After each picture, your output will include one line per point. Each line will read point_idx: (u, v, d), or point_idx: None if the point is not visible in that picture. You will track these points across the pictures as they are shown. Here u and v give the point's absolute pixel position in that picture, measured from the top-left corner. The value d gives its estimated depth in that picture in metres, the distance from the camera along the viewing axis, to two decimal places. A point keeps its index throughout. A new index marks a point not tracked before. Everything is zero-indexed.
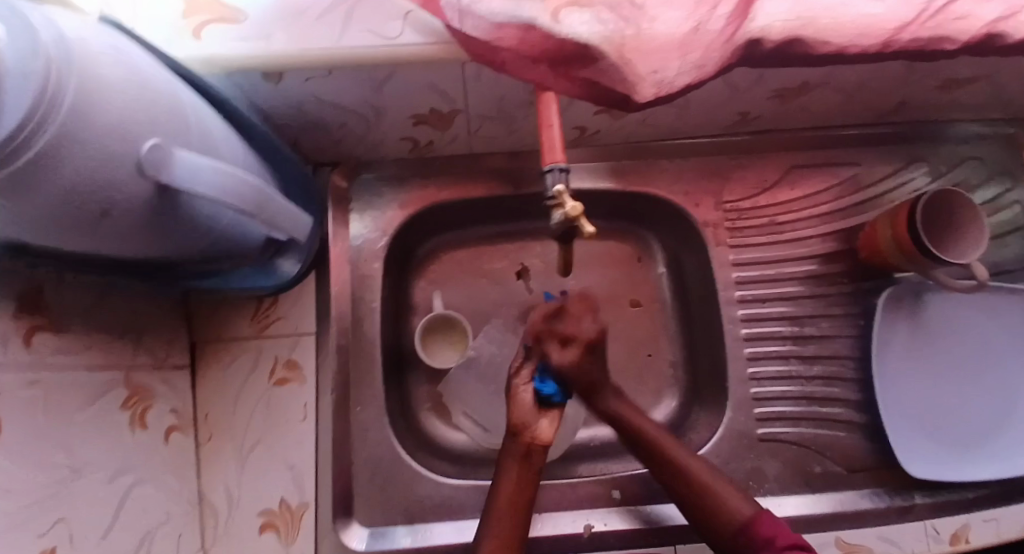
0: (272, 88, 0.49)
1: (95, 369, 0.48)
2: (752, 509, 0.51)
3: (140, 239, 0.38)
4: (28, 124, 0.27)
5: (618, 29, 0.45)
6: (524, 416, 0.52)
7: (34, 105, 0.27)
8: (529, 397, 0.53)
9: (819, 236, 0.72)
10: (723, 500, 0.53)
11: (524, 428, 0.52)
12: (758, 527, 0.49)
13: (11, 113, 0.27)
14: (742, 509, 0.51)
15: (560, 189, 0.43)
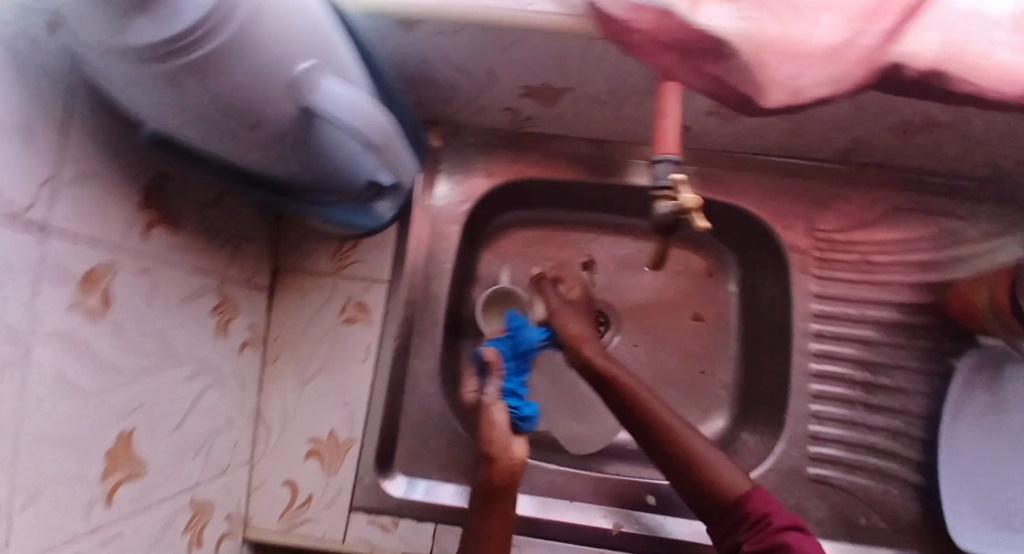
0: (401, 34, 0.49)
1: (196, 271, 0.51)
2: (746, 483, 0.51)
3: (274, 155, 0.40)
4: (201, 29, 0.29)
5: (759, 29, 0.43)
6: (495, 439, 0.47)
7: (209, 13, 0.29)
8: (504, 418, 0.49)
9: (910, 285, 0.69)
10: (717, 473, 0.51)
11: (496, 454, 0.46)
12: (750, 505, 0.49)
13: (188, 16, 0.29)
14: (736, 483, 0.51)
15: (678, 179, 0.44)
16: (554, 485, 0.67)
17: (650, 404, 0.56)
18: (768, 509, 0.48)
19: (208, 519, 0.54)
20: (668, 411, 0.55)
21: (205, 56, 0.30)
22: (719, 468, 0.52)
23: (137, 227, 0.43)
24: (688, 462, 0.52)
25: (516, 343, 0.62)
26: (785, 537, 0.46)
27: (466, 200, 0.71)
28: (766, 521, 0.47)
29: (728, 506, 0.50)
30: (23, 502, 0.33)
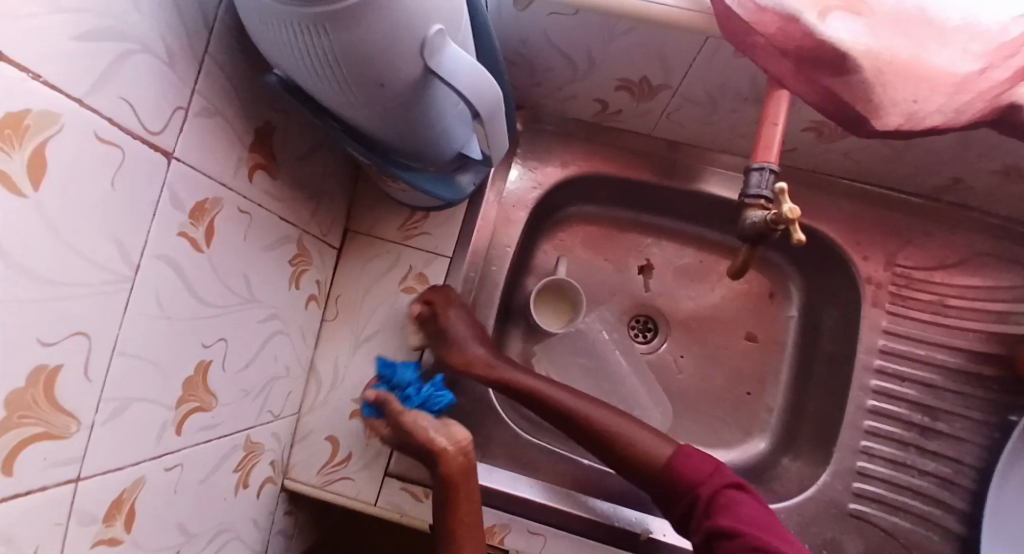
0: (516, 12, 0.51)
1: (284, 220, 0.52)
2: (670, 448, 0.57)
3: (387, 114, 0.41)
4: None
5: (886, 48, 0.43)
6: (437, 436, 0.55)
7: None
8: (427, 419, 0.57)
9: (986, 334, 0.66)
10: (646, 444, 0.57)
11: (444, 449, 0.54)
12: (682, 469, 0.55)
13: None
14: (663, 449, 0.57)
15: (781, 188, 0.41)
16: (585, 481, 0.67)
17: (582, 410, 0.61)
18: (698, 474, 0.54)
19: (256, 460, 0.56)
20: (597, 414, 0.61)
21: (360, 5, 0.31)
22: (649, 453, 0.57)
23: (243, 168, 0.44)
24: (623, 454, 0.58)
25: (394, 382, 0.61)
26: (720, 504, 0.52)
27: (537, 186, 0.71)
28: (699, 492, 0.53)
29: (664, 482, 0.55)
30: (109, 411, 0.35)
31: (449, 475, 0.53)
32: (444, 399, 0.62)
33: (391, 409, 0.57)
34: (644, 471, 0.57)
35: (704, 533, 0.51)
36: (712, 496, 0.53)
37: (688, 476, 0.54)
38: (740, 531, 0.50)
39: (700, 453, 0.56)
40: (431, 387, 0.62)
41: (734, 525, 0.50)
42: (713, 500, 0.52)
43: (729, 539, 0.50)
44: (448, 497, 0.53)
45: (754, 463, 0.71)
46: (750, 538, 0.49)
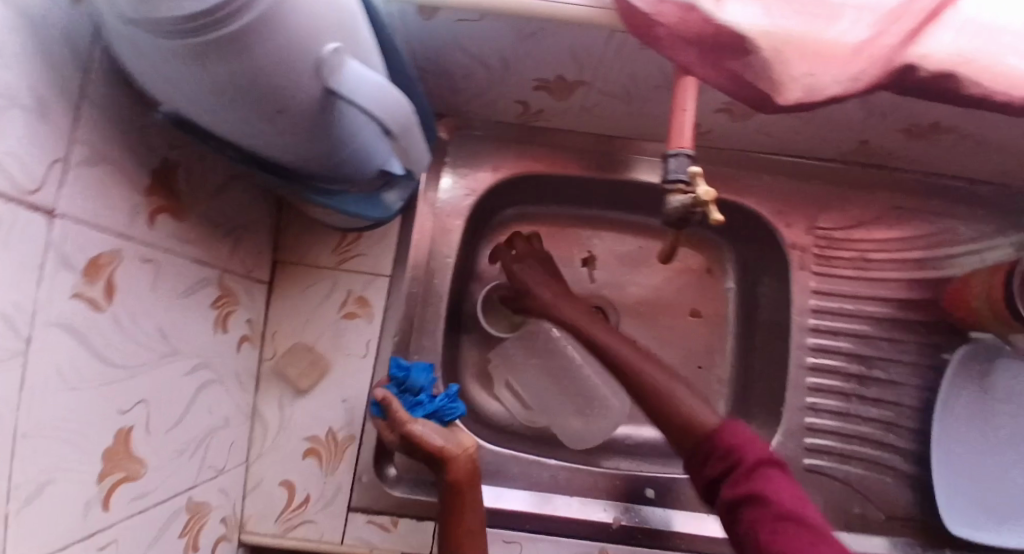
0: (419, 22, 0.49)
1: (198, 263, 0.49)
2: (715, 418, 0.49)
3: (293, 139, 0.39)
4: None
5: (784, 27, 0.44)
6: (443, 443, 0.52)
7: None
8: (433, 427, 0.53)
9: (905, 282, 0.71)
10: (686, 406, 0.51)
11: (450, 455, 0.51)
12: (722, 440, 0.47)
13: None
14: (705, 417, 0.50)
15: (695, 171, 0.43)
16: (555, 480, 0.66)
17: (620, 354, 0.58)
18: (735, 443, 0.46)
19: (204, 520, 0.52)
20: (635, 357, 0.57)
21: (237, 31, 0.29)
22: (682, 407, 0.51)
23: (141, 215, 0.41)
24: (653, 402, 0.53)
25: (405, 385, 0.57)
26: (754, 477, 0.44)
27: (471, 193, 0.70)
28: (736, 458, 0.45)
29: (701, 444, 0.48)
30: (20, 499, 0.31)
31: (455, 484, 0.51)
32: (456, 412, 0.57)
33: (395, 415, 0.54)
34: (674, 424, 0.51)
35: (730, 503, 0.44)
36: (746, 465, 0.45)
37: (722, 442, 0.47)
38: (771, 503, 0.42)
39: (746, 428, 0.48)
40: (445, 397, 0.57)
41: (766, 499, 0.42)
42: (749, 469, 0.45)
43: (760, 514, 0.42)
44: (455, 505, 0.51)
45: None
46: (786, 515, 0.41)
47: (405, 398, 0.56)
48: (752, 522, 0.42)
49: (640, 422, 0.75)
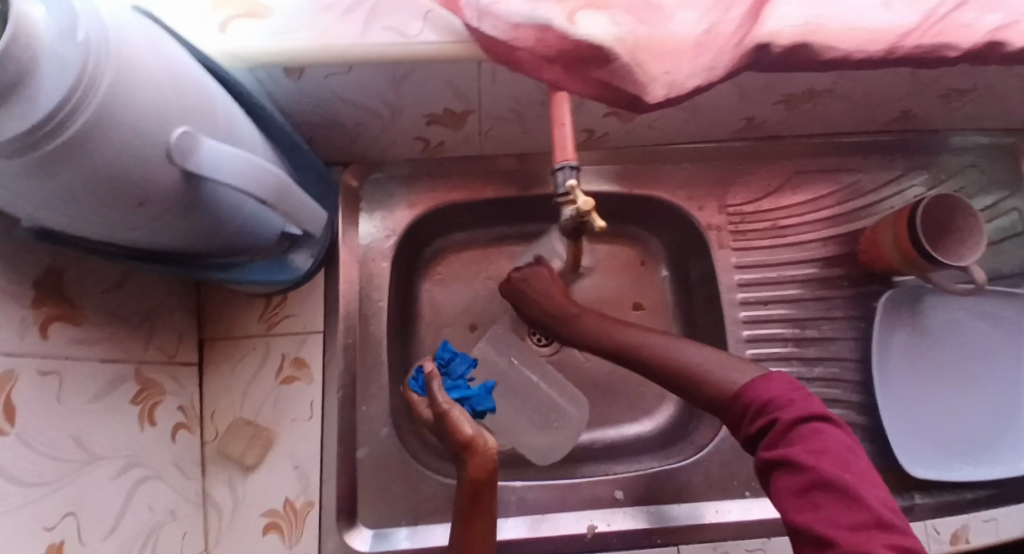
0: (292, 83, 0.50)
1: (107, 362, 0.49)
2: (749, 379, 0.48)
3: (166, 226, 0.39)
4: (67, 105, 0.28)
5: (632, 32, 0.47)
6: (470, 432, 0.50)
7: (76, 83, 0.28)
8: (464, 411, 0.53)
9: (821, 241, 0.73)
10: (716, 378, 0.50)
11: (472, 449, 0.50)
12: (762, 400, 0.45)
13: (50, 92, 0.28)
14: (737, 382, 0.49)
15: (572, 185, 0.44)
16: (526, 502, 0.65)
17: (645, 340, 0.58)
18: (776, 402, 0.44)
19: None
20: (660, 341, 0.57)
21: (76, 136, 0.29)
22: (711, 377, 0.51)
23: (32, 330, 0.41)
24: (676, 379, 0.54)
25: (449, 370, 0.64)
26: (792, 439, 0.41)
27: (392, 233, 0.70)
28: (773, 416, 0.43)
29: (741, 405, 0.47)
30: None
31: (473, 482, 0.50)
32: (488, 403, 0.62)
33: (432, 390, 0.55)
34: (703, 395, 0.51)
35: (765, 463, 0.42)
36: (786, 424, 0.42)
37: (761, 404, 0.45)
38: (806, 467, 0.39)
39: (793, 383, 0.46)
40: (482, 389, 0.63)
41: (800, 461, 0.40)
42: (786, 427, 0.42)
43: (791, 476, 0.40)
44: (472, 501, 0.50)
45: (674, 423, 0.75)
46: (819, 480, 0.38)
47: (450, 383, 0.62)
48: (782, 484, 0.41)
49: (604, 424, 0.75)
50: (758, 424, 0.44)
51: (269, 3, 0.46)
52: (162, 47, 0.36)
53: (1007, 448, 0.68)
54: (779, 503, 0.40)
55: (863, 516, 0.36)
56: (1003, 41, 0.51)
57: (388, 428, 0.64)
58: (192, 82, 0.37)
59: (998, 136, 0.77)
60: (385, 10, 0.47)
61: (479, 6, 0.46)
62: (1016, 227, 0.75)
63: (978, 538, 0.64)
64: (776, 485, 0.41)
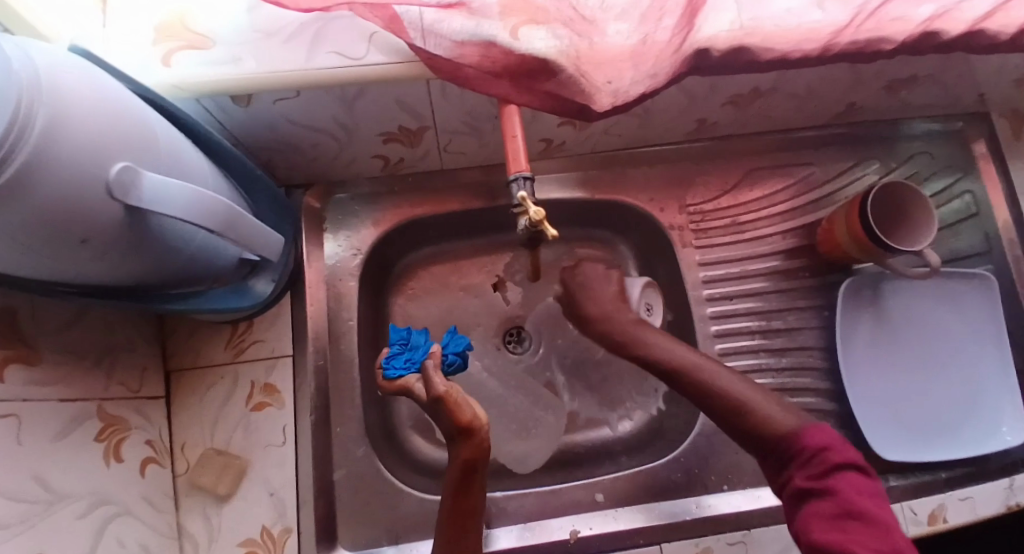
0: (241, 111, 0.51)
1: (67, 400, 0.48)
2: (798, 422, 0.46)
3: (114, 261, 0.39)
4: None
5: (573, 44, 0.48)
6: (472, 412, 0.48)
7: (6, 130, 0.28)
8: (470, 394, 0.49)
9: (781, 234, 0.75)
10: (764, 413, 0.47)
11: (472, 428, 0.47)
12: (808, 440, 0.44)
13: None
14: (785, 422, 0.46)
15: (523, 196, 0.45)
16: (507, 512, 0.65)
17: (686, 355, 0.53)
18: (830, 447, 0.43)
19: None
20: (705, 364, 0.52)
21: (15, 174, 0.29)
22: (765, 415, 0.47)
23: None
24: (723, 410, 0.49)
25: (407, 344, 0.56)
26: (839, 482, 0.41)
27: (358, 251, 0.69)
28: (820, 453, 0.43)
29: (783, 444, 0.45)
30: None
31: (466, 461, 0.47)
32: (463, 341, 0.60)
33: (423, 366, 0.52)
34: (749, 428, 0.47)
35: (799, 490, 0.42)
36: (832, 461, 0.42)
37: (811, 443, 0.43)
38: (846, 500, 0.39)
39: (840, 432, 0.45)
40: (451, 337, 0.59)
41: (844, 499, 0.40)
42: (832, 464, 0.42)
43: (827, 506, 0.40)
44: (464, 481, 0.47)
45: (652, 422, 0.76)
46: (857, 514, 0.39)
47: (415, 352, 0.55)
48: (814, 513, 0.40)
49: (582, 429, 0.76)
50: (802, 463, 0.43)
51: (214, 34, 0.47)
52: (99, 82, 0.36)
53: (974, 426, 0.70)
54: (803, 528, 0.40)
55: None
56: (936, 31, 0.52)
57: (364, 448, 0.64)
58: (132, 115, 0.37)
59: (947, 121, 0.79)
60: (330, 33, 0.48)
61: (421, 26, 0.45)
62: (970, 209, 0.77)
63: (955, 517, 0.65)
64: (803, 513, 0.41)
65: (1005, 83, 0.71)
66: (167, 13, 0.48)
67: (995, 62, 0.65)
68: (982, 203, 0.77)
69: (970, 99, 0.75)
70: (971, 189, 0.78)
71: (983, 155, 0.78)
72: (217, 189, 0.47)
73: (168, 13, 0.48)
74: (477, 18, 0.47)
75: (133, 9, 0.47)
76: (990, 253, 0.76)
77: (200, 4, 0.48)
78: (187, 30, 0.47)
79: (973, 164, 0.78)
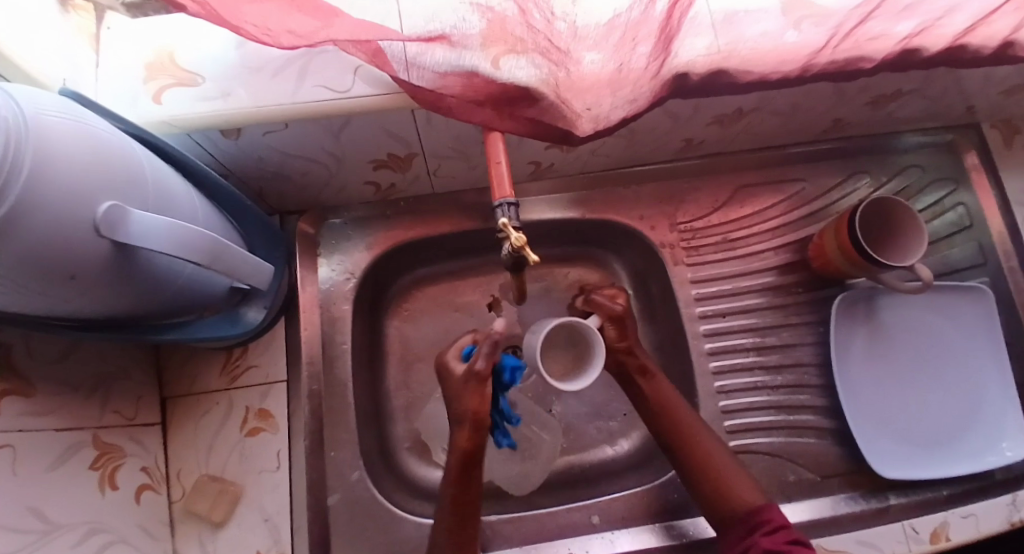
0: (231, 143, 0.52)
1: (63, 430, 0.49)
2: (761, 498, 0.56)
3: (105, 296, 0.40)
4: None
5: (552, 73, 0.49)
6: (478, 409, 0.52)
7: None
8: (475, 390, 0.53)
9: (773, 249, 0.76)
10: (735, 484, 0.57)
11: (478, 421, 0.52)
12: (771, 514, 0.54)
13: None
14: (751, 496, 0.56)
15: (505, 222, 0.46)
16: (502, 536, 0.65)
17: (680, 412, 0.61)
18: (788, 525, 0.53)
19: None
20: (695, 424, 0.60)
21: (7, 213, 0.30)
22: (743, 488, 0.57)
23: None
24: (712, 482, 0.57)
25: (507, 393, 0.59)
26: (799, 547, 0.50)
27: (351, 275, 0.70)
28: (781, 525, 0.53)
29: (749, 514, 0.55)
30: None
31: (464, 449, 0.53)
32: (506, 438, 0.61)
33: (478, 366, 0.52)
34: (728, 501, 0.56)
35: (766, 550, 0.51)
36: (791, 531, 0.52)
37: (776, 517, 0.54)
38: None
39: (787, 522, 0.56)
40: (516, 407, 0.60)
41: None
42: (790, 533, 0.52)
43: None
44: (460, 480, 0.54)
45: (649, 441, 0.75)
46: None
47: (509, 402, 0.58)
48: None
49: (579, 449, 0.75)
50: (767, 531, 0.53)
51: (202, 71, 0.48)
52: (87, 123, 0.37)
53: (974, 441, 0.69)
54: None
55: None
56: (917, 47, 0.52)
57: (358, 472, 0.64)
58: (120, 154, 0.38)
59: (937, 133, 0.79)
60: (315, 68, 0.49)
61: (404, 58, 0.46)
62: (964, 221, 0.77)
63: (958, 534, 0.64)
64: None
65: (994, 94, 0.71)
66: (155, 52, 0.50)
67: (979, 75, 0.65)
68: (976, 214, 0.77)
69: (959, 111, 0.75)
70: (965, 201, 0.77)
71: (975, 166, 0.78)
72: (206, 221, 0.48)
73: (156, 51, 0.50)
74: (458, 49, 0.47)
75: (125, 50, 0.50)
76: (985, 264, 0.76)
77: (186, 42, 0.50)
78: (177, 68, 0.49)
79: (965, 175, 0.78)
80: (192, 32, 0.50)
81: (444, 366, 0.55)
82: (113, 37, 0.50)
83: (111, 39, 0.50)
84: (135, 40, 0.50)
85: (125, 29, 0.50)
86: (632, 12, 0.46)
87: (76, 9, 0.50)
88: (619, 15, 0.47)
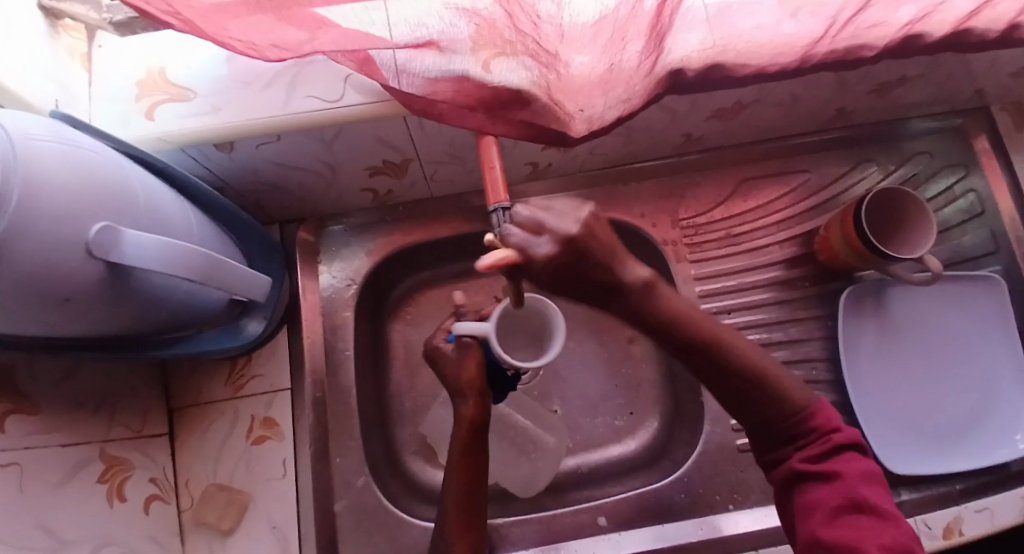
0: (225, 156, 0.52)
1: (69, 446, 0.50)
2: (807, 397, 0.47)
3: (102, 317, 0.40)
4: None
5: (542, 75, 0.48)
6: (466, 382, 0.55)
7: None
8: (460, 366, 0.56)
9: (779, 243, 0.74)
10: (782, 386, 0.46)
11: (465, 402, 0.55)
12: (816, 419, 0.46)
13: None
14: (797, 396, 0.46)
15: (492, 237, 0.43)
16: (508, 538, 0.65)
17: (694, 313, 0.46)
18: (836, 428, 0.46)
19: None
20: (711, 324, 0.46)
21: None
22: (788, 386, 0.46)
23: None
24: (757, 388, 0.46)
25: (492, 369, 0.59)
26: (841, 466, 0.43)
27: (352, 282, 0.70)
28: (826, 435, 0.45)
29: (794, 421, 0.46)
30: None
31: (473, 420, 0.55)
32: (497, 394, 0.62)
33: (467, 346, 0.56)
34: (777, 406, 0.46)
35: (800, 472, 0.44)
36: (837, 445, 0.44)
37: (819, 422, 0.45)
38: (850, 488, 0.42)
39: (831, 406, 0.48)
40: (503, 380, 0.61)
41: (849, 486, 0.42)
42: (837, 447, 0.44)
43: (828, 492, 0.42)
44: (466, 452, 0.55)
45: (656, 440, 0.74)
46: (861, 503, 0.41)
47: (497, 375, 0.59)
48: (820, 500, 0.42)
49: (586, 448, 0.75)
50: (806, 445, 0.45)
51: (194, 87, 0.49)
52: (77, 145, 0.37)
53: (988, 434, 0.67)
54: (808, 515, 0.42)
55: (899, 542, 0.39)
56: (918, 34, 0.51)
57: (365, 477, 0.64)
58: (110, 174, 0.38)
59: (945, 118, 0.77)
60: (306, 79, 0.49)
61: (395, 66, 0.46)
62: (975, 208, 0.75)
63: (972, 527, 0.62)
64: (805, 497, 0.43)
65: (1003, 76, 0.69)
66: (147, 68, 0.50)
67: (986, 59, 0.64)
68: (987, 201, 0.75)
69: (968, 94, 0.73)
70: (975, 187, 0.75)
71: (986, 150, 0.76)
72: (201, 237, 0.48)
73: (149, 69, 0.50)
74: (448, 54, 0.46)
75: (119, 69, 0.50)
76: (998, 252, 0.74)
77: (178, 58, 0.50)
78: (170, 83, 0.49)
79: (975, 160, 0.76)
80: (182, 47, 0.50)
81: (436, 353, 0.58)
82: (106, 56, 0.51)
83: (105, 59, 0.51)
84: (128, 58, 0.51)
85: (118, 48, 0.51)
86: (619, 11, 0.45)
87: (67, 29, 0.51)
88: (607, 15, 0.45)
